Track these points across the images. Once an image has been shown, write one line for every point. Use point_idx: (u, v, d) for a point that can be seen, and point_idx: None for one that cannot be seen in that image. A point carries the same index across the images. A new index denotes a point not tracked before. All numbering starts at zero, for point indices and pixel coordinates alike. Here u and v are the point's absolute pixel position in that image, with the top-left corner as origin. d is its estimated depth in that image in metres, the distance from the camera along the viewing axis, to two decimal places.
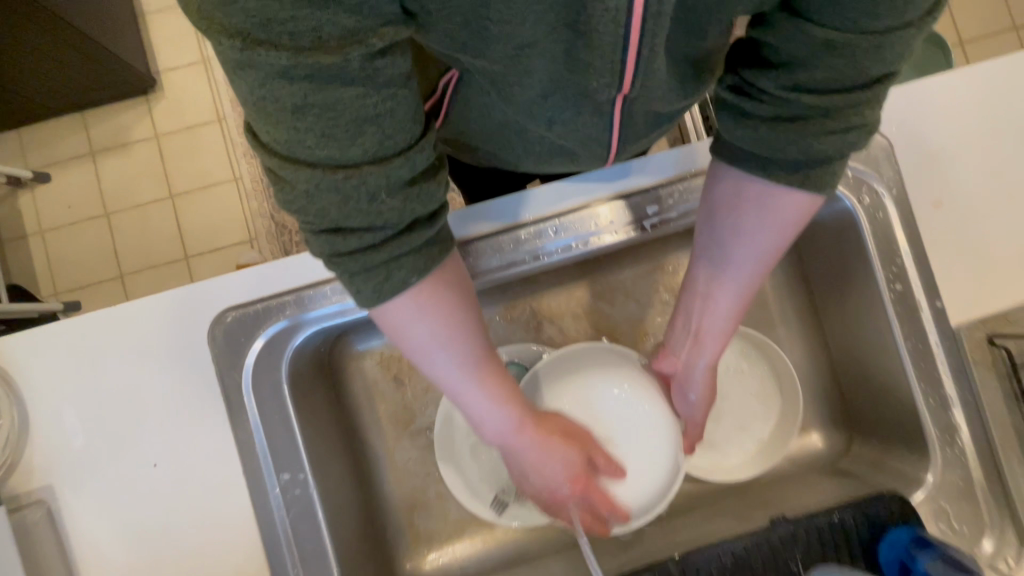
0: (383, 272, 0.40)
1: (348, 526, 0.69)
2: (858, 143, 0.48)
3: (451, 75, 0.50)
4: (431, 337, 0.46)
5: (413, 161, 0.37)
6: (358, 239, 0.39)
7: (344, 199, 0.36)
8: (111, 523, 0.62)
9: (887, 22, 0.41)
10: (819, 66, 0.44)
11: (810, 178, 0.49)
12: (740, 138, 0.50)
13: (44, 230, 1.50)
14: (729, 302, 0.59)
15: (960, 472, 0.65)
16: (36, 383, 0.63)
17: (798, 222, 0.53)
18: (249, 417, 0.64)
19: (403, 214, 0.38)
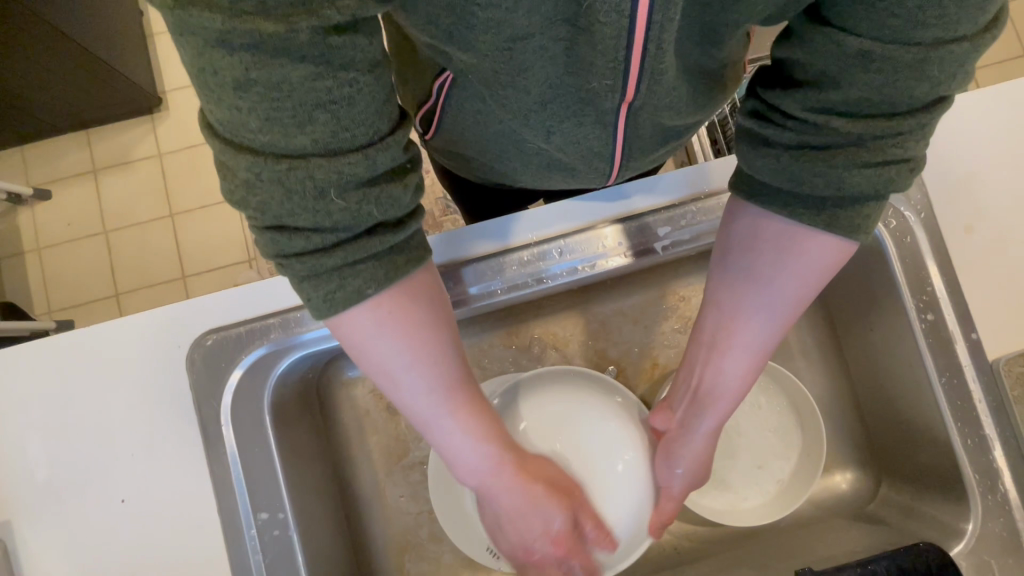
0: (335, 279, 0.37)
1: (332, 571, 0.63)
2: (899, 182, 0.43)
3: (445, 76, 0.47)
4: (395, 358, 0.43)
5: (373, 159, 0.34)
6: (305, 240, 0.35)
7: (288, 191, 0.33)
8: (72, 566, 0.57)
9: (938, 34, 0.37)
10: (852, 86, 0.40)
11: (838, 219, 0.45)
12: (760, 166, 0.47)
13: (41, 246, 1.47)
14: (739, 358, 0.54)
15: (1006, 523, 0.59)
16: (1, 409, 0.59)
17: (822, 271, 0.49)
18: (227, 450, 0.59)
19: (358, 216, 0.35)
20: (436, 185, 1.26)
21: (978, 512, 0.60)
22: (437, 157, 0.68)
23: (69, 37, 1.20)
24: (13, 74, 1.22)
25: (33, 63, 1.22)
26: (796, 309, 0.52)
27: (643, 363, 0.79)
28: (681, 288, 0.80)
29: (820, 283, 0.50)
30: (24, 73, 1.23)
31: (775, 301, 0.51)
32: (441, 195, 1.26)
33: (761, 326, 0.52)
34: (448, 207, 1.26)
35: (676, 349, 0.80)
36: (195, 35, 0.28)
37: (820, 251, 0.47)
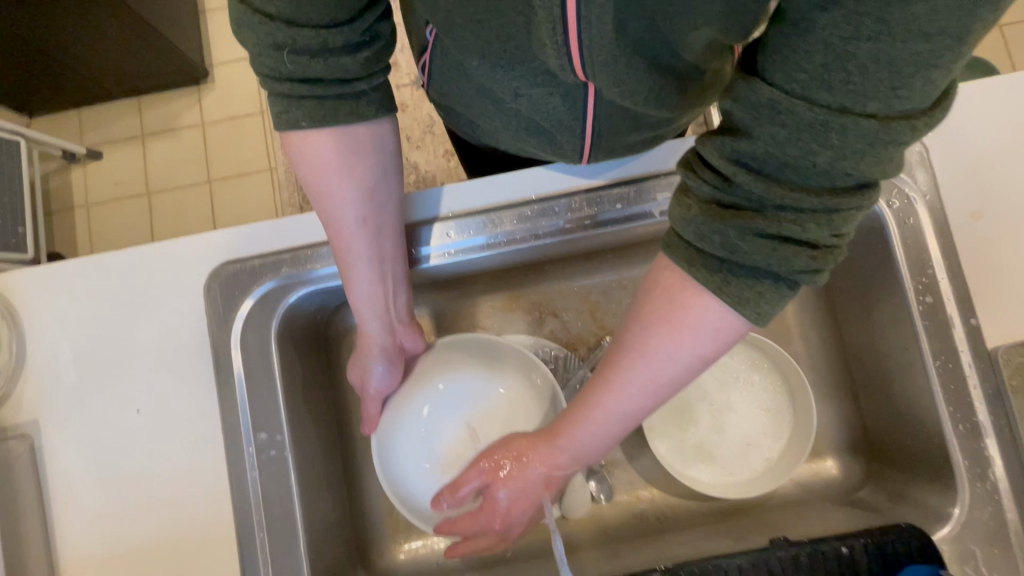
0: (283, 105, 0.48)
1: (323, 499, 0.67)
2: (796, 266, 0.38)
3: (432, 30, 0.52)
4: (348, 186, 0.52)
5: (324, 36, 0.44)
6: (270, 71, 0.47)
7: (259, 38, 0.45)
8: (88, 465, 0.62)
9: (845, 100, 0.33)
10: (761, 142, 0.36)
11: (728, 287, 0.40)
12: (673, 211, 0.42)
13: (90, 203, 1.57)
14: (618, 406, 0.47)
15: (991, 510, 0.58)
16: (37, 319, 0.65)
17: (703, 338, 0.43)
18: (234, 371, 0.63)
19: (307, 72, 0.46)
20: (458, 164, 1.30)
21: (966, 499, 0.59)
22: (444, 120, 0.70)
23: (137, 15, 1.29)
24: (81, 41, 1.32)
25: (98, 32, 1.31)
26: (682, 378, 0.45)
27: None
28: None
29: (706, 354, 0.43)
30: (89, 42, 1.33)
31: (665, 363, 0.44)
32: (462, 176, 1.30)
33: (642, 381, 0.45)
34: None
35: None
36: None
37: (702, 313, 0.42)
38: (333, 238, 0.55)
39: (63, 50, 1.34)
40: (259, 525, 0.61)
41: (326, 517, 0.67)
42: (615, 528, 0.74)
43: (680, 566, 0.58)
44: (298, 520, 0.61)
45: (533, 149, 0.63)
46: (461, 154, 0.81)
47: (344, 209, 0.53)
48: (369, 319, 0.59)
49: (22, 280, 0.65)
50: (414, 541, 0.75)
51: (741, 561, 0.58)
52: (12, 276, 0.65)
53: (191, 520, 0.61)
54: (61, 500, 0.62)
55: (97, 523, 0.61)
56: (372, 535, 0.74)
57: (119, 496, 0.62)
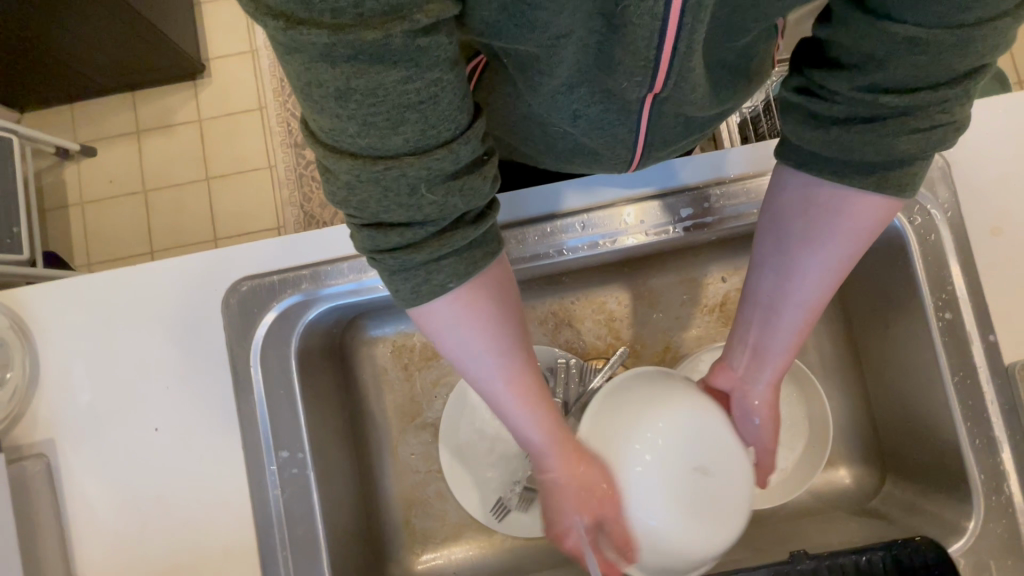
0: (421, 270, 0.40)
1: (342, 515, 0.67)
2: (945, 142, 0.43)
3: (480, 60, 0.47)
4: (461, 342, 0.45)
5: (456, 156, 0.35)
6: (399, 236, 0.38)
7: (385, 189, 0.35)
8: (107, 486, 0.62)
9: (979, 14, 0.35)
10: (899, 66, 0.39)
11: (889, 179, 0.45)
12: (808, 138, 0.46)
13: (84, 201, 1.54)
14: (795, 316, 0.53)
15: (1006, 525, 0.59)
16: (51, 336, 0.64)
17: (866, 234, 0.48)
18: (253, 389, 0.62)
19: (445, 210, 0.37)
20: None
21: (981, 513, 0.60)
22: None
23: (134, 9, 1.26)
24: (75, 36, 1.28)
25: (94, 27, 1.27)
26: (841, 274, 0.51)
27: (657, 345, 0.81)
28: (700, 274, 0.81)
29: (862, 245, 0.49)
30: (84, 36, 1.29)
31: (826, 272, 0.50)
32: None
33: (815, 287, 0.51)
34: None
35: (690, 336, 0.81)
36: (298, 52, 0.29)
37: (865, 214, 0.47)
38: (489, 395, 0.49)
39: (57, 44, 1.29)
40: (282, 544, 0.61)
41: (345, 533, 0.67)
42: None
43: None
44: (320, 538, 0.61)
45: (576, 168, 0.63)
46: None
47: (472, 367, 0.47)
48: (551, 462, 0.52)
49: (34, 296, 0.64)
50: (430, 552, 0.75)
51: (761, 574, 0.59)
52: (24, 293, 0.64)
53: (213, 538, 0.61)
54: (79, 521, 0.61)
55: (117, 542, 0.61)
56: (389, 546, 0.74)
57: (139, 516, 0.61)
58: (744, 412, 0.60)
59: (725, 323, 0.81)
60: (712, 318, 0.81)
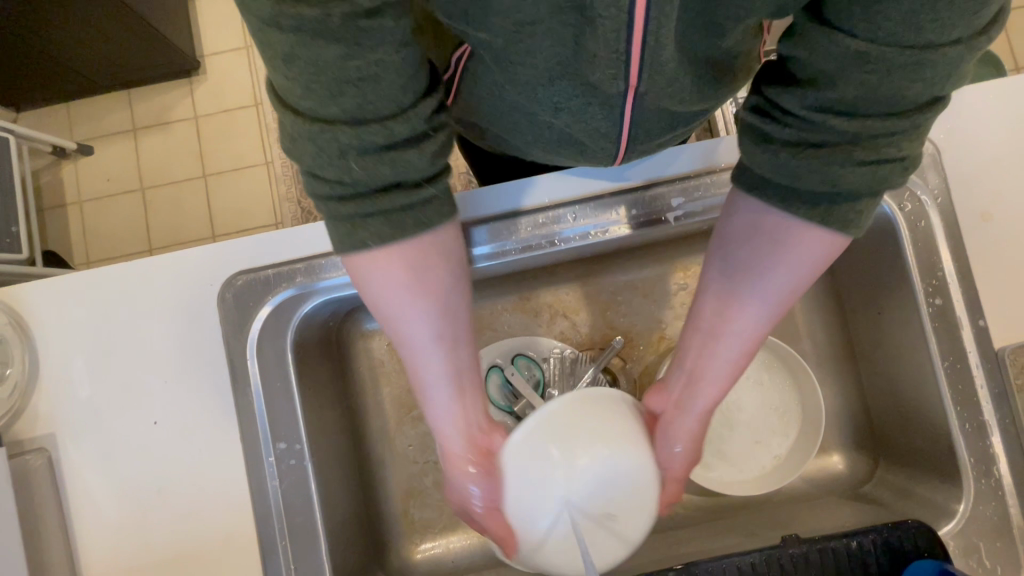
0: (347, 224, 0.40)
1: (341, 505, 0.68)
2: (890, 181, 0.43)
3: (463, 50, 0.48)
4: (381, 290, 0.44)
5: (391, 130, 0.36)
6: (328, 187, 0.38)
7: (317, 147, 0.36)
8: (107, 479, 0.62)
9: (930, 38, 0.36)
10: (850, 84, 0.39)
11: (833, 213, 0.44)
12: (761, 161, 0.45)
13: (82, 199, 1.54)
14: (732, 346, 0.52)
15: (995, 506, 0.60)
16: (50, 332, 0.64)
17: (814, 265, 0.48)
18: (251, 382, 0.63)
19: (374, 176, 0.37)
20: (458, 157, 1.29)
21: (971, 495, 0.61)
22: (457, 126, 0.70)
23: (129, 8, 1.26)
24: (69, 34, 1.28)
25: (88, 26, 1.27)
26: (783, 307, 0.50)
27: (651, 335, 0.81)
28: (693, 263, 0.81)
29: (808, 278, 0.49)
30: (78, 35, 1.29)
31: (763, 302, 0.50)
32: (462, 169, 1.29)
33: (761, 313, 0.50)
34: (469, 181, 1.28)
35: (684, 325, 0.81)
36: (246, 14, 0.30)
37: (814, 247, 0.46)
38: (406, 357, 0.49)
39: (50, 43, 1.29)
40: (281, 534, 0.61)
41: (343, 523, 0.68)
42: None
43: (693, 565, 0.60)
44: (319, 527, 0.62)
45: (566, 160, 0.63)
46: (470, 156, 0.81)
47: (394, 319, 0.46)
48: (450, 437, 0.53)
49: (33, 293, 0.65)
50: (428, 541, 0.76)
51: (755, 558, 0.60)
52: (23, 289, 0.65)
53: (213, 529, 0.62)
54: (81, 513, 0.62)
55: (119, 534, 0.62)
56: (387, 536, 0.75)
57: (140, 508, 0.62)
58: (667, 437, 0.57)
59: None
60: None
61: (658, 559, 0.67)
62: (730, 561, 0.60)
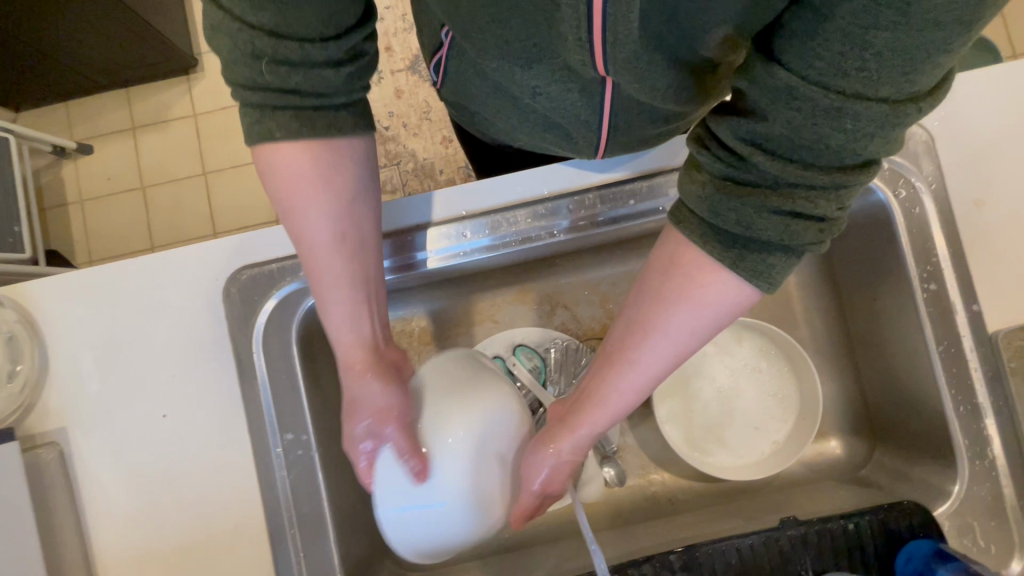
0: (255, 115, 0.45)
1: (347, 494, 0.69)
2: (803, 240, 0.40)
3: (447, 30, 0.52)
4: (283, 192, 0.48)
5: (307, 51, 0.43)
6: (242, 84, 0.44)
7: (236, 46, 0.42)
8: (118, 471, 0.64)
9: (858, 87, 0.33)
10: (777, 124, 0.36)
11: (744, 259, 0.41)
12: (689, 190, 0.42)
13: (83, 199, 1.55)
14: (630, 377, 0.48)
15: (989, 487, 0.61)
16: (59, 328, 0.65)
17: (723, 315, 0.45)
18: (258, 374, 0.64)
19: (284, 81, 0.44)
20: (457, 152, 1.29)
21: (965, 476, 0.62)
22: (453, 115, 0.71)
23: (128, 8, 1.26)
24: (68, 34, 1.28)
25: (87, 25, 1.27)
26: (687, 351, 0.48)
27: None
28: None
29: (715, 327, 0.46)
30: (77, 34, 1.29)
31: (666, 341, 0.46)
32: (461, 164, 1.29)
33: (664, 352, 0.47)
34: (468, 176, 1.29)
35: None
36: None
37: (721, 294, 0.43)
38: (306, 258, 0.50)
39: (50, 43, 1.30)
40: (290, 523, 0.63)
41: (350, 512, 0.69)
42: (627, 511, 0.77)
43: (694, 549, 0.62)
44: (327, 515, 0.63)
45: (561, 151, 0.64)
46: (469, 150, 0.82)
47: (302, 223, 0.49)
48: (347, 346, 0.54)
49: (41, 289, 0.66)
50: None
51: (753, 540, 0.62)
52: (31, 286, 0.66)
53: (222, 519, 0.63)
54: (93, 505, 0.63)
55: (130, 524, 0.63)
56: None
57: (150, 499, 0.63)
58: (543, 453, 0.54)
59: None
60: None
61: (659, 543, 0.68)
62: (730, 543, 0.62)
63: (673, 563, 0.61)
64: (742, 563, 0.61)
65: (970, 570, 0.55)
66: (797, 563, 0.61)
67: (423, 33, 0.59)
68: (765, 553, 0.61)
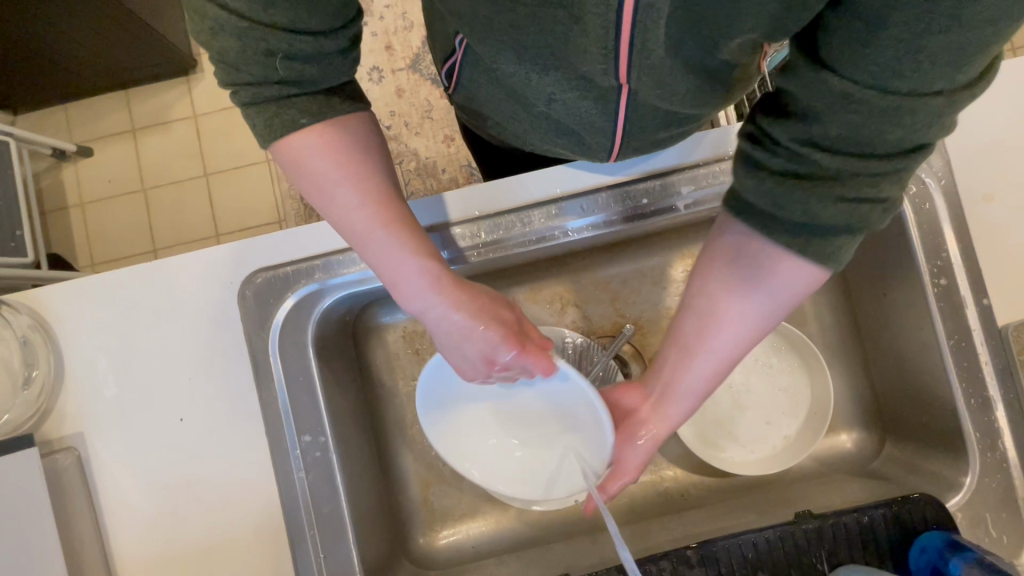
0: (270, 108, 0.43)
1: (364, 495, 0.70)
2: (870, 221, 0.42)
3: (462, 37, 0.52)
4: (321, 173, 0.46)
5: (320, 44, 0.41)
6: (251, 82, 0.42)
7: (245, 45, 0.39)
8: (136, 476, 0.64)
9: (911, 86, 0.36)
10: (835, 122, 0.39)
11: (812, 244, 0.44)
12: (748, 185, 0.45)
13: (84, 202, 1.54)
14: (708, 363, 0.53)
15: (1000, 479, 0.62)
16: (73, 334, 0.65)
17: (792, 297, 0.49)
18: (274, 377, 0.64)
19: (299, 75, 0.42)
20: (461, 151, 1.29)
21: (976, 468, 0.63)
22: (464, 117, 0.72)
23: (129, 10, 1.25)
24: (68, 37, 1.27)
25: (87, 27, 1.26)
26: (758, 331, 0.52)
27: (660, 322, 0.83)
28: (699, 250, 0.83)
29: (787, 307, 0.50)
30: (77, 37, 1.29)
31: (740, 325, 0.51)
32: (464, 163, 1.29)
33: (736, 336, 0.52)
34: (471, 174, 1.29)
35: None
36: None
37: (790, 279, 0.47)
38: (359, 238, 0.49)
39: (49, 45, 1.29)
40: (309, 524, 0.63)
41: (367, 512, 0.69)
42: (641, 506, 0.78)
43: (710, 543, 0.62)
44: (345, 516, 0.64)
45: (571, 153, 0.64)
46: (477, 150, 0.82)
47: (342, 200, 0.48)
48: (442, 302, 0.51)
49: (55, 295, 0.66)
50: (449, 529, 0.78)
51: (768, 534, 0.62)
52: (44, 292, 0.66)
53: (241, 521, 0.63)
54: (112, 509, 0.63)
55: (149, 528, 0.63)
56: (409, 524, 0.77)
57: (168, 502, 0.64)
58: (630, 437, 0.58)
59: None
60: None
61: (674, 539, 0.69)
62: (745, 538, 0.62)
63: (690, 559, 0.62)
64: (756, 557, 0.62)
65: (984, 561, 0.56)
66: (811, 556, 0.62)
67: (435, 37, 0.58)
68: (780, 547, 0.62)
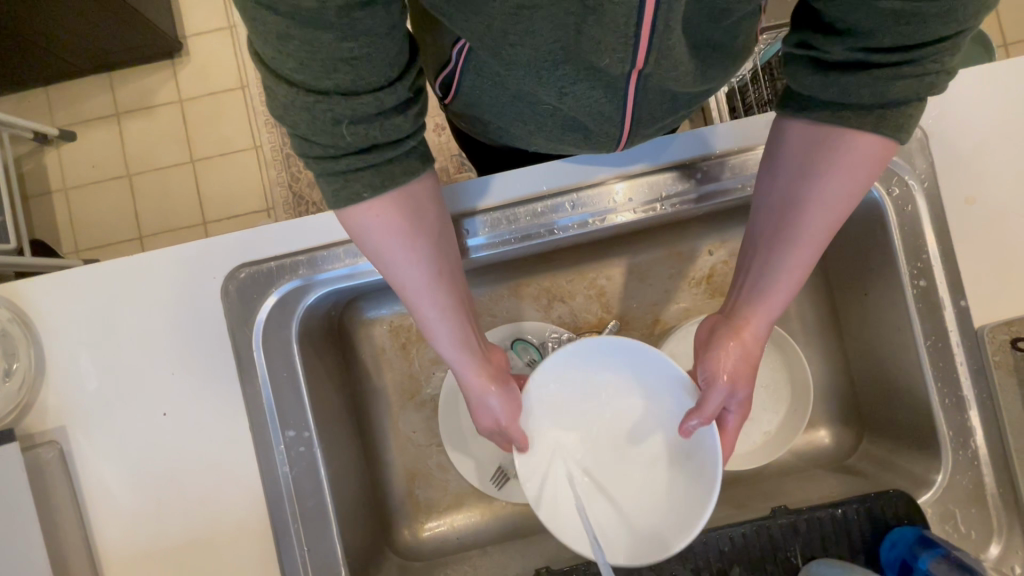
0: (340, 180, 0.42)
1: (349, 489, 0.71)
2: (936, 88, 0.43)
3: (462, 43, 0.50)
4: (389, 243, 0.47)
5: (381, 100, 0.38)
6: (320, 153, 0.40)
7: (312, 117, 0.37)
8: (119, 469, 0.64)
9: None
10: (885, 35, 0.40)
11: (885, 118, 0.45)
12: (811, 84, 0.46)
13: (68, 187, 1.52)
14: (799, 253, 0.52)
15: (971, 476, 0.63)
16: (55, 327, 0.65)
17: (866, 168, 0.48)
18: (257, 372, 0.64)
19: (364, 139, 0.39)
20: (450, 140, 1.28)
21: (949, 466, 0.64)
22: (455, 120, 0.72)
23: None
24: (49, 17, 1.23)
25: (69, 8, 1.22)
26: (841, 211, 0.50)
27: (645, 318, 0.84)
28: (686, 247, 0.83)
29: (865, 181, 0.49)
30: (59, 17, 1.24)
31: (824, 208, 0.50)
32: (454, 152, 1.28)
33: (821, 222, 0.50)
34: (462, 164, 1.28)
35: (679, 308, 0.83)
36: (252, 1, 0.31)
37: (864, 150, 0.47)
38: (409, 299, 0.51)
39: (28, 25, 1.25)
40: (293, 518, 0.64)
41: (351, 505, 0.70)
42: None
43: (688, 538, 0.64)
44: (329, 511, 0.64)
45: (566, 147, 0.64)
46: (467, 145, 0.82)
47: (401, 270, 0.48)
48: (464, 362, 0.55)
49: (36, 288, 0.65)
50: (434, 520, 0.79)
51: (745, 529, 0.64)
52: (26, 285, 0.65)
53: (225, 515, 0.64)
54: (95, 502, 0.64)
55: (133, 520, 0.64)
56: (394, 516, 0.78)
57: (151, 495, 0.64)
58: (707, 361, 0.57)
59: (712, 295, 0.83)
60: (699, 291, 0.83)
61: None
62: (721, 532, 0.64)
63: (667, 552, 0.63)
64: (733, 551, 0.63)
65: (951, 556, 0.58)
66: (786, 551, 0.64)
67: (425, 50, 0.57)
68: (756, 542, 0.64)
